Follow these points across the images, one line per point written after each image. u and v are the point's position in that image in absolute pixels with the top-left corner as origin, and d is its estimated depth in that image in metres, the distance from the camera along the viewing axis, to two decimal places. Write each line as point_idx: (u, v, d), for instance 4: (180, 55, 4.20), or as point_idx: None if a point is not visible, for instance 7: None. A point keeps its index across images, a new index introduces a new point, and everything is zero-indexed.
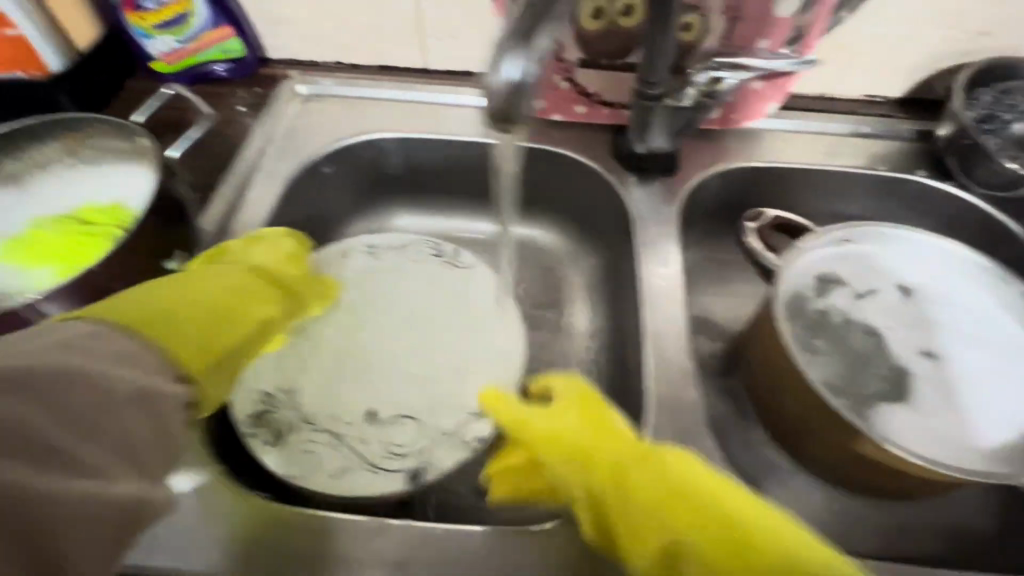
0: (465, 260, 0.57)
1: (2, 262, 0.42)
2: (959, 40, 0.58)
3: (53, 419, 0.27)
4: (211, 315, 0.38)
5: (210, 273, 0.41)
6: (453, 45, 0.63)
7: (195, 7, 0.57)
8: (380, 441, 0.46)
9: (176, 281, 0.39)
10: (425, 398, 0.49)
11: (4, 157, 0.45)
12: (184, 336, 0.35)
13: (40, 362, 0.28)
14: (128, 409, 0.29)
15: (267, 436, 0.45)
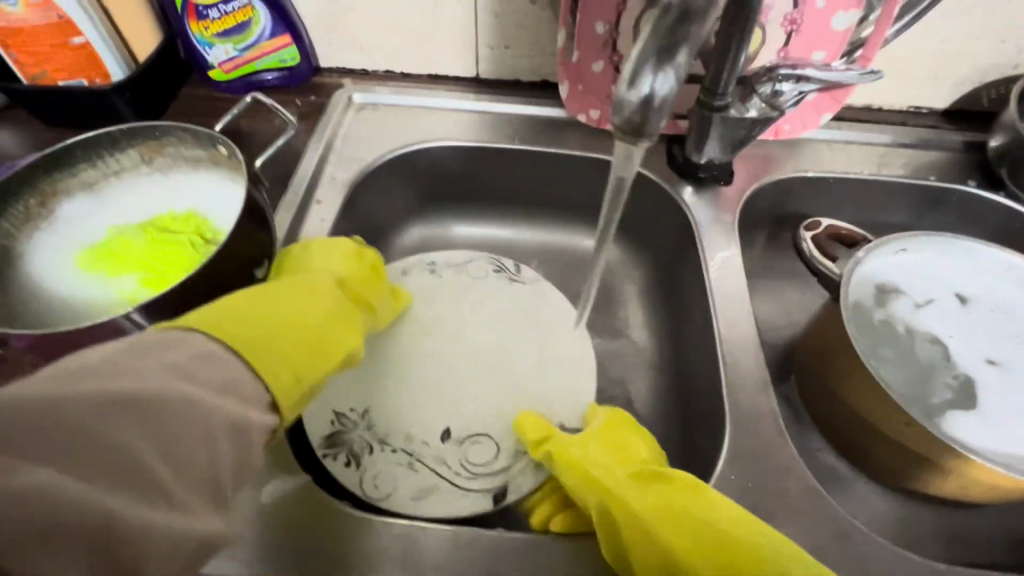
0: (525, 275, 0.60)
1: (94, 273, 0.43)
2: (1009, 53, 0.59)
3: (150, 441, 0.26)
4: (297, 335, 0.38)
5: (300, 294, 0.42)
6: (507, 55, 0.63)
7: (257, 16, 0.58)
8: (458, 460, 0.48)
9: (263, 294, 0.39)
10: (498, 416, 0.51)
11: (80, 165, 0.45)
12: (282, 361, 0.35)
13: (141, 386, 0.27)
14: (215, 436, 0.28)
15: (345, 456, 0.46)
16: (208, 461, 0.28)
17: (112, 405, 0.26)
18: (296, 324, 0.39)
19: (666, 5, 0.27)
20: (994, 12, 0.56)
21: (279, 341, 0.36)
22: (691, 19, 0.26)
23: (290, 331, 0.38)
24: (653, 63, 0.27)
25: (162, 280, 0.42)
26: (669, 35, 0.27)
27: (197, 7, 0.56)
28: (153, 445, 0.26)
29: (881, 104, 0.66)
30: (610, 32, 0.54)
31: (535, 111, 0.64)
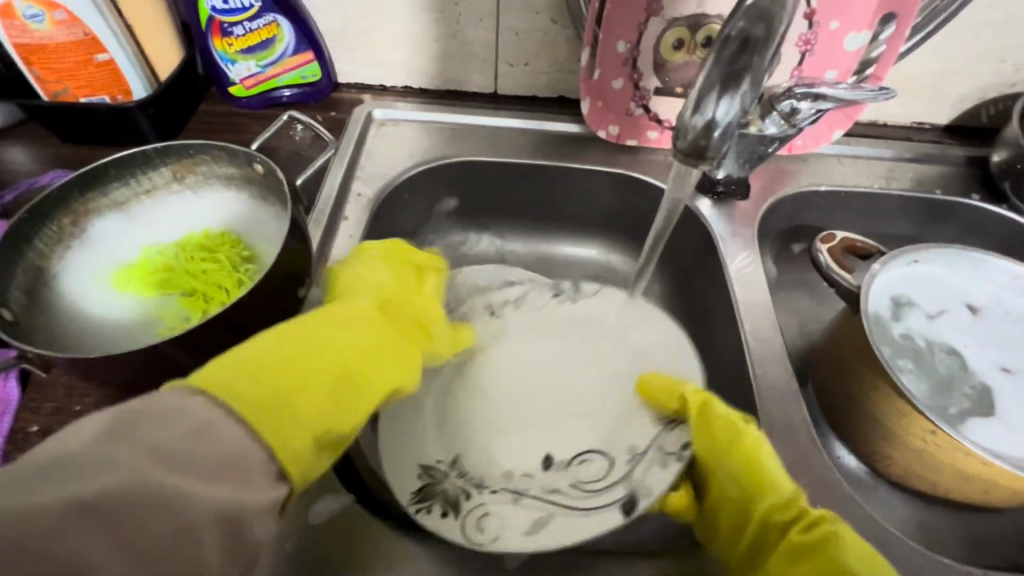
0: (585, 289, 0.56)
1: (131, 294, 0.43)
2: (1007, 72, 0.62)
3: (120, 552, 0.22)
4: (325, 377, 0.33)
5: (330, 325, 0.37)
6: (525, 72, 0.64)
7: (281, 33, 0.58)
8: (570, 484, 0.45)
9: (292, 332, 0.35)
10: (598, 434, 0.48)
11: (112, 184, 0.44)
12: (298, 414, 0.30)
13: (111, 481, 0.23)
14: (210, 538, 0.24)
15: (440, 507, 0.43)
16: (187, 564, 0.24)
17: (80, 510, 0.22)
18: (325, 361, 0.34)
19: (727, 35, 0.28)
20: (993, 33, 0.59)
21: (304, 387, 0.32)
22: (752, 48, 0.28)
23: (319, 373, 0.33)
24: (718, 90, 0.29)
25: (200, 298, 0.41)
26: (731, 64, 0.29)
27: (222, 24, 0.56)
28: (125, 560, 0.22)
29: (887, 120, 0.68)
30: (631, 51, 0.56)
31: (554, 127, 0.65)
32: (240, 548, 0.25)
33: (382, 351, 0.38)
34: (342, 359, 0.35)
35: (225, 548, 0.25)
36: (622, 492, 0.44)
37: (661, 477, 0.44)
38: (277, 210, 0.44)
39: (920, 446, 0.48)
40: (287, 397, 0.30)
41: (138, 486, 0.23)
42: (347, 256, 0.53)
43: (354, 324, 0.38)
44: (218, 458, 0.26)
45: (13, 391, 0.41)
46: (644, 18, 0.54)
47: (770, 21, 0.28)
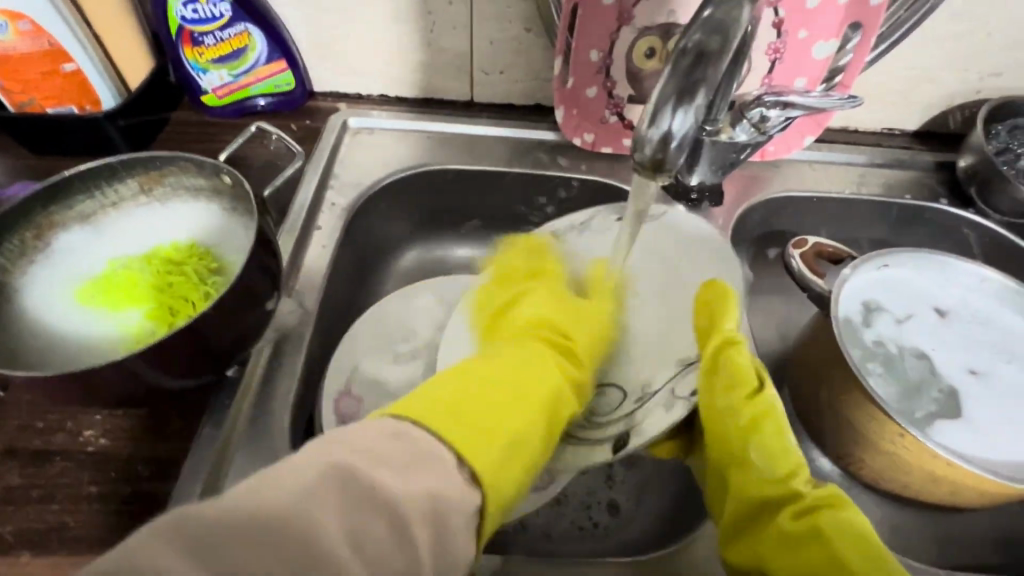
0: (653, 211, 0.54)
1: (95, 307, 0.42)
2: (972, 79, 0.63)
3: (348, 540, 0.24)
4: (510, 407, 0.34)
5: (527, 361, 0.39)
6: (501, 80, 0.64)
7: (254, 41, 0.58)
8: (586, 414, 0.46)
9: (486, 365, 0.37)
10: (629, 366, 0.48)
11: (77, 197, 0.44)
12: (483, 447, 0.31)
13: (327, 479, 0.25)
14: (421, 525, 0.26)
15: None
16: (401, 561, 0.25)
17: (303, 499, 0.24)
18: (498, 387, 0.35)
19: (683, 48, 0.29)
20: (957, 42, 0.60)
21: (489, 416, 0.33)
22: (707, 60, 0.29)
23: (491, 398, 0.34)
24: (673, 102, 0.29)
25: (167, 313, 0.41)
26: (687, 76, 0.29)
27: (192, 34, 0.56)
28: (351, 551, 0.24)
29: (857, 126, 0.69)
30: (604, 60, 0.56)
31: (530, 134, 0.65)
32: (444, 543, 0.27)
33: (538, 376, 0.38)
34: (511, 378, 0.37)
35: (434, 538, 0.27)
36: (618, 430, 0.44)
37: (664, 418, 0.43)
38: (245, 223, 0.44)
39: (891, 450, 0.49)
40: (477, 425, 0.32)
41: (355, 482, 0.25)
42: (321, 266, 0.53)
43: (532, 358, 0.40)
44: (411, 456, 0.28)
45: None
46: (616, 27, 0.54)
47: (725, 35, 0.29)
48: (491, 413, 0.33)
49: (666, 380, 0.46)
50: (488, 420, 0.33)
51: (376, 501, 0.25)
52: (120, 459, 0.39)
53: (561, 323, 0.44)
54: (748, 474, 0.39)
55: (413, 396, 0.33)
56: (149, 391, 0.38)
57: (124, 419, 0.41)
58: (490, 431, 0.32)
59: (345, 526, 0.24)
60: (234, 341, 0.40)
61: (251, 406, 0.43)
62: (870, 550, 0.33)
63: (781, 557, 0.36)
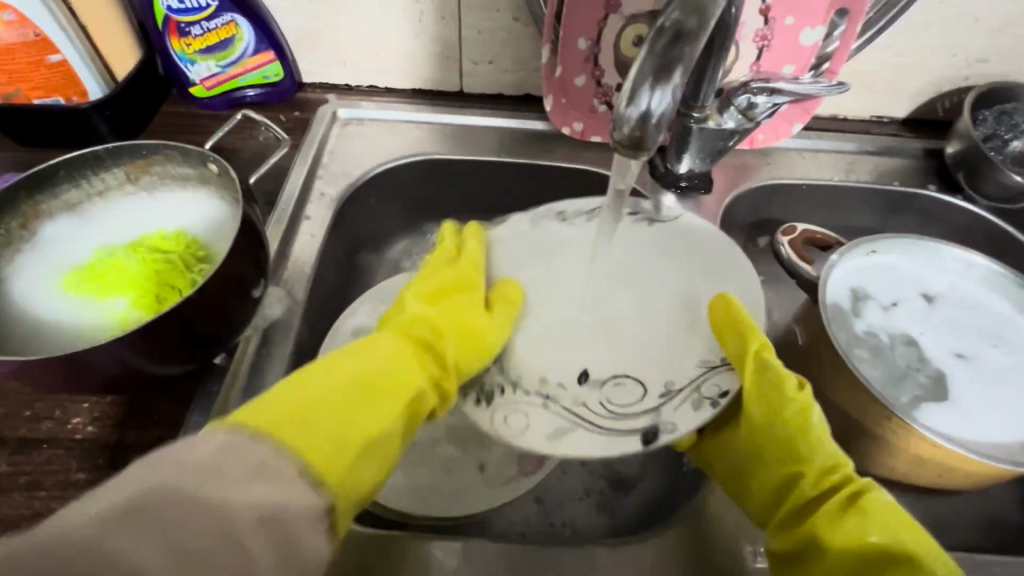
0: (666, 213, 0.52)
1: (78, 295, 0.42)
2: (960, 67, 0.64)
3: (168, 552, 0.23)
4: (351, 394, 0.35)
5: (378, 348, 0.39)
6: (490, 70, 0.64)
7: (241, 32, 0.58)
8: (599, 401, 0.42)
9: (331, 357, 0.37)
10: (638, 359, 0.44)
11: (62, 185, 0.44)
12: (317, 435, 0.31)
13: (163, 483, 0.25)
14: (258, 535, 0.25)
15: (474, 396, 0.43)
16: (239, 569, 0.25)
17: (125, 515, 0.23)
18: (362, 406, 0.34)
19: (661, 27, 0.29)
20: (943, 28, 0.60)
21: (330, 427, 0.32)
22: (685, 40, 0.29)
23: (347, 403, 0.34)
24: (651, 81, 0.29)
25: (151, 299, 0.41)
26: (665, 55, 0.29)
27: (179, 24, 0.56)
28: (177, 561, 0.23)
29: (847, 114, 0.69)
30: (592, 48, 0.56)
31: (520, 124, 0.65)
32: (291, 549, 0.26)
33: (397, 372, 0.38)
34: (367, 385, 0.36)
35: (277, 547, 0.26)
36: (646, 422, 0.41)
37: (692, 416, 0.40)
38: (232, 211, 0.44)
39: (879, 433, 0.49)
40: (323, 430, 0.32)
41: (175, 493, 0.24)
42: (310, 256, 0.53)
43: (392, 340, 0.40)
44: (255, 464, 0.27)
45: None
46: (604, 15, 0.54)
47: (703, 15, 0.29)
48: (337, 423, 0.33)
49: (694, 377, 0.42)
50: (335, 429, 0.32)
51: (202, 510, 0.24)
52: (107, 446, 0.40)
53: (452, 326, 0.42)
54: (803, 468, 0.40)
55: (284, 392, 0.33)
56: (136, 377, 0.38)
57: (112, 407, 0.41)
58: (343, 447, 0.32)
59: (162, 547, 0.23)
60: (219, 327, 0.40)
61: (239, 392, 0.43)
62: (911, 528, 0.36)
63: (836, 540, 0.37)
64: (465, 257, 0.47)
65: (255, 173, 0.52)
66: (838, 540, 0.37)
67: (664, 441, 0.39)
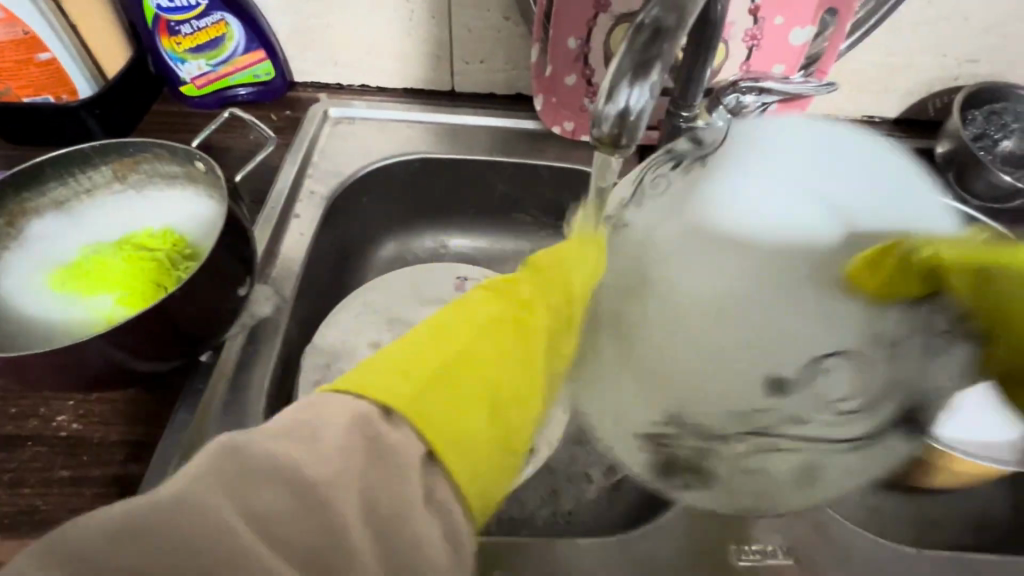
0: (706, 138, 0.46)
1: (65, 293, 0.42)
2: (949, 67, 0.64)
3: (254, 502, 0.22)
4: (469, 388, 0.31)
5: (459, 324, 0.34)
6: (481, 69, 0.64)
7: (231, 31, 0.58)
8: (817, 403, 0.39)
9: (409, 341, 0.32)
10: (769, 362, 0.42)
11: (50, 183, 0.44)
12: (473, 445, 0.29)
13: (248, 446, 0.23)
14: (346, 481, 0.24)
15: (688, 478, 0.42)
16: (334, 517, 0.23)
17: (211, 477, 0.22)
18: (494, 388, 0.32)
19: (641, 24, 0.29)
20: (933, 28, 0.61)
21: (472, 407, 0.30)
22: (664, 36, 0.29)
23: (464, 407, 0.30)
24: (630, 78, 0.29)
25: (137, 297, 0.41)
26: (644, 52, 0.29)
27: (169, 23, 0.56)
28: (266, 510, 0.22)
29: (838, 114, 0.69)
30: (582, 47, 0.56)
31: (511, 123, 0.65)
32: (389, 486, 0.25)
33: (492, 356, 0.33)
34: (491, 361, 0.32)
35: (369, 490, 0.24)
36: (857, 431, 0.39)
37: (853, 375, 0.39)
38: (219, 209, 0.44)
39: None
40: (462, 410, 0.29)
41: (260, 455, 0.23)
42: (298, 254, 0.53)
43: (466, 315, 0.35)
44: (331, 417, 0.26)
45: None
46: (593, 14, 0.54)
47: (681, 13, 0.29)
48: (478, 406, 0.30)
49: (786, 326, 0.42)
50: (480, 412, 0.30)
51: (283, 469, 0.23)
52: (92, 444, 0.40)
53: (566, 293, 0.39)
54: None
55: (392, 358, 0.30)
56: (119, 374, 0.38)
57: (97, 405, 0.41)
58: (479, 436, 0.29)
59: (246, 503, 0.22)
60: (204, 324, 0.40)
61: (224, 389, 0.43)
62: None
63: None
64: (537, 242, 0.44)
65: (242, 171, 0.52)
66: None
67: (888, 427, 0.39)
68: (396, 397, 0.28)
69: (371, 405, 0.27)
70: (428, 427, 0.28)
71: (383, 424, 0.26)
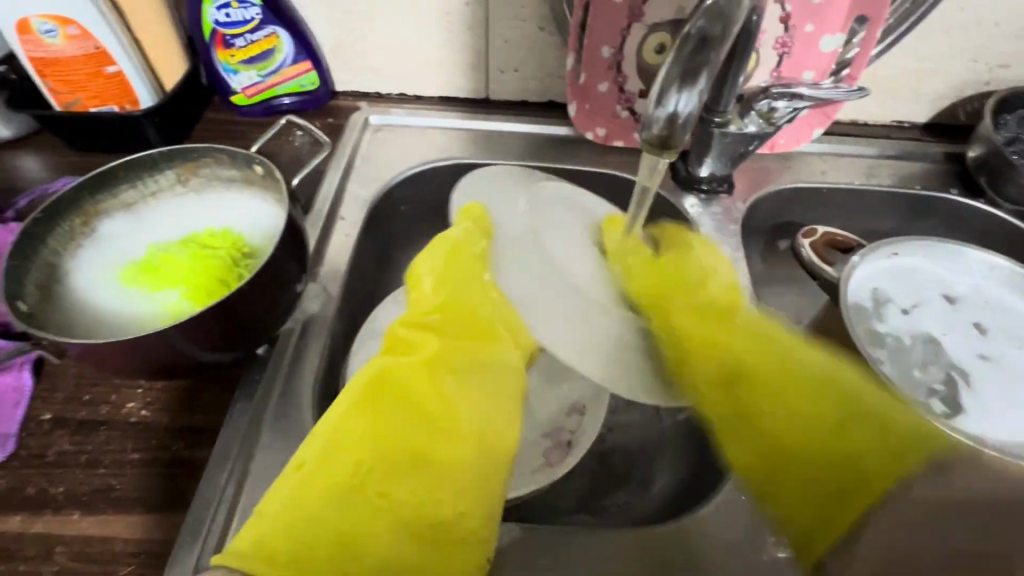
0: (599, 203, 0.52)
1: (132, 287, 0.45)
2: (980, 72, 0.64)
3: None
4: (383, 517, 0.32)
5: (343, 439, 0.34)
6: (515, 78, 0.67)
7: (281, 43, 0.61)
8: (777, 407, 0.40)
9: (305, 479, 0.33)
10: (549, 326, 0.39)
11: (123, 186, 0.47)
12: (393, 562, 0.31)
13: None
14: None
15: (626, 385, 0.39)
16: None
17: None
18: (389, 481, 0.33)
19: (687, 34, 0.31)
20: (964, 34, 0.61)
21: (370, 513, 0.32)
22: (710, 45, 0.31)
23: (379, 538, 0.31)
24: (678, 84, 0.31)
25: (201, 291, 0.44)
26: (691, 59, 0.31)
27: (225, 36, 0.59)
28: None
29: (867, 119, 0.70)
30: (616, 56, 0.58)
31: (545, 130, 0.67)
32: None
33: (392, 470, 0.33)
34: (398, 456, 0.34)
35: None
36: None
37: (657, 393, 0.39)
38: (278, 210, 0.47)
39: None
40: (361, 521, 0.31)
41: None
42: (345, 254, 0.55)
43: (351, 428, 0.35)
44: None
45: (27, 381, 0.43)
46: (627, 24, 0.56)
47: (726, 23, 0.31)
48: (380, 511, 0.32)
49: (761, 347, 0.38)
50: (395, 526, 0.32)
51: None
52: (159, 429, 0.42)
53: (430, 358, 0.39)
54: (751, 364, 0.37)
55: (281, 515, 0.31)
56: (187, 363, 0.41)
57: (163, 392, 0.44)
58: (386, 549, 0.31)
59: None
60: (264, 316, 0.43)
61: (280, 381, 0.45)
62: (788, 373, 0.36)
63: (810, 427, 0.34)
64: (444, 294, 0.44)
65: (294, 177, 0.54)
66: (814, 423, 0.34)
67: None
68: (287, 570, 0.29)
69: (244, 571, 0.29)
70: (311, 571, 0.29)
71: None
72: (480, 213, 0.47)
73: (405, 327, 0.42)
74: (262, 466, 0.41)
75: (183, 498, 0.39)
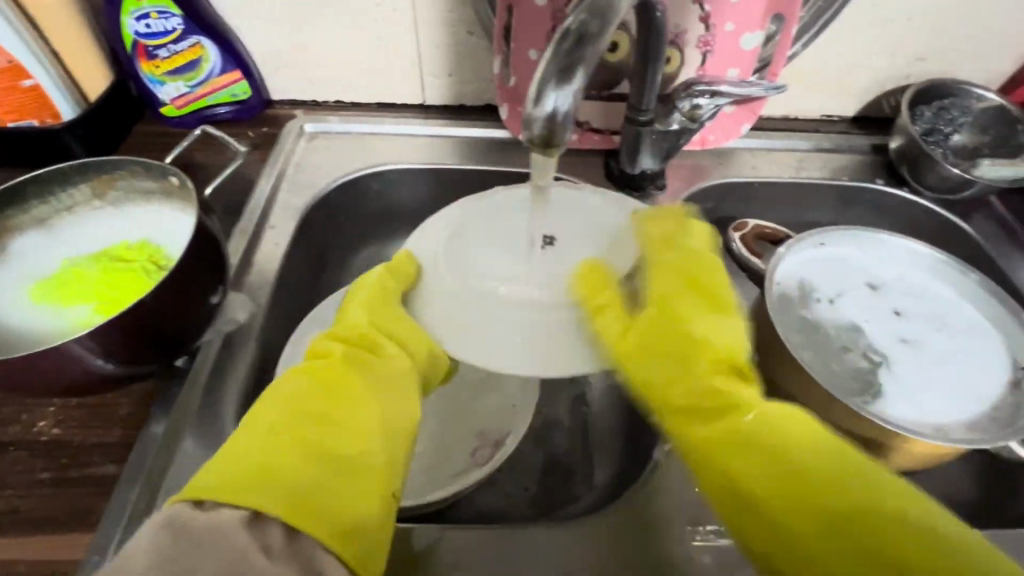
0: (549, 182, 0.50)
1: (41, 302, 0.44)
2: (900, 65, 0.67)
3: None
4: (317, 463, 0.34)
5: (270, 408, 0.37)
6: (450, 82, 0.67)
7: (207, 53, 0.61)
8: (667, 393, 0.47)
9: (240, 441, 0.34)
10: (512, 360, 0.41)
11: (33, 200, 0.46)
12: (328, 497, 0.33)
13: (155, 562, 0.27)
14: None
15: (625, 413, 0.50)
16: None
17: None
18: (320, 440, 0.35)
19: (567, 30, 0.31)
20: (881, 30, 0.63)
21: (303, 458, 0.34)
22: (587, 42, 0.31)
23: (315, 477, 0.33)
24: (555, 82, 0.31)
25: (113, 304, 0.43)
26: (568, 57, 0.31)
27: (147, 47, 0.59)
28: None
29: (797, 114, 0.72)
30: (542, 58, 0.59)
31: (482, 134, 0.68)
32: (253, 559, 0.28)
33: (316, 426, 0.36)
34: (315, 419, 0.36)
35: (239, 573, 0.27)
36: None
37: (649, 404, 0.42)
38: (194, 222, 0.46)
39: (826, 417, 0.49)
40: (291, 466, 0.33)
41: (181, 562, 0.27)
42: (274, 263, 0.55)
43: (279, 404, 0.37)
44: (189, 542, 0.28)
45: None
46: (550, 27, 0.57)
47: (603, 21, 0.32)
48: (311, 460, 0.34)
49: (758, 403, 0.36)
50: (321, 474, 0.33)
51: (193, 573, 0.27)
52: (71, 447, 0.41)
53: (366, 340, 0.42)
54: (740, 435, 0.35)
55: (220, 461, 0.33)
56: (97, 377, 0.40)
57: (77, 409, 0.43)
58: (314, 484, 0.33)
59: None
60: (177, 327, 0.42)
61: (199, 392, 0.44)
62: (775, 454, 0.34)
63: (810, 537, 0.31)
64: (370, 309, 0.44)
65: (212, 187, 0.53)
66: (806, 534, 0.31)
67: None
68: (212, 489, 0.31)
69: (187, 503, 0.30)
70: (259, 498, 0.31)
71: (192, 513, 0.30)
72: (407, 261, 0.46)
73: (340, 322, 0.44)
74: (176, 477, 0.40)
75: (93, 514, 0.39)
